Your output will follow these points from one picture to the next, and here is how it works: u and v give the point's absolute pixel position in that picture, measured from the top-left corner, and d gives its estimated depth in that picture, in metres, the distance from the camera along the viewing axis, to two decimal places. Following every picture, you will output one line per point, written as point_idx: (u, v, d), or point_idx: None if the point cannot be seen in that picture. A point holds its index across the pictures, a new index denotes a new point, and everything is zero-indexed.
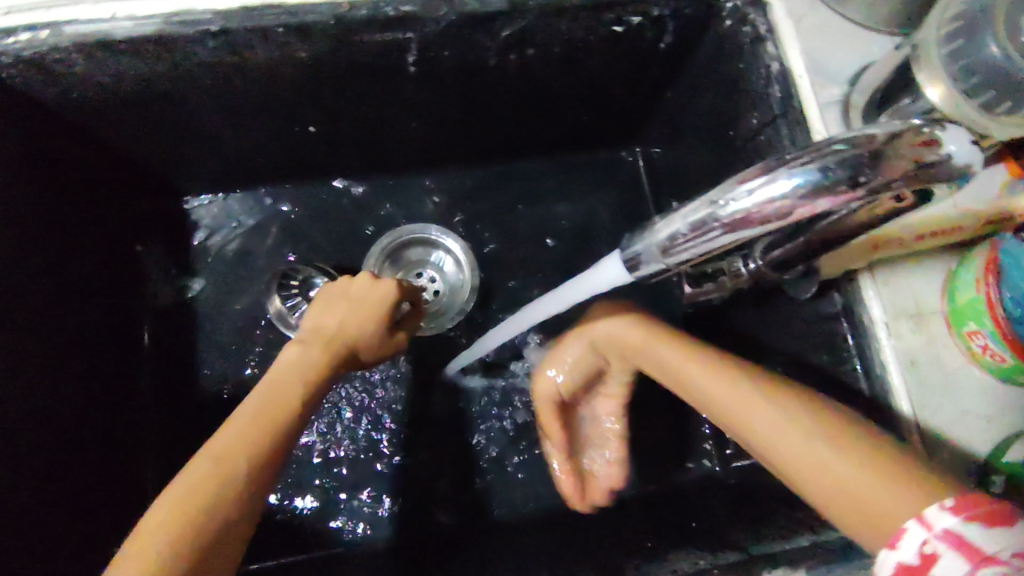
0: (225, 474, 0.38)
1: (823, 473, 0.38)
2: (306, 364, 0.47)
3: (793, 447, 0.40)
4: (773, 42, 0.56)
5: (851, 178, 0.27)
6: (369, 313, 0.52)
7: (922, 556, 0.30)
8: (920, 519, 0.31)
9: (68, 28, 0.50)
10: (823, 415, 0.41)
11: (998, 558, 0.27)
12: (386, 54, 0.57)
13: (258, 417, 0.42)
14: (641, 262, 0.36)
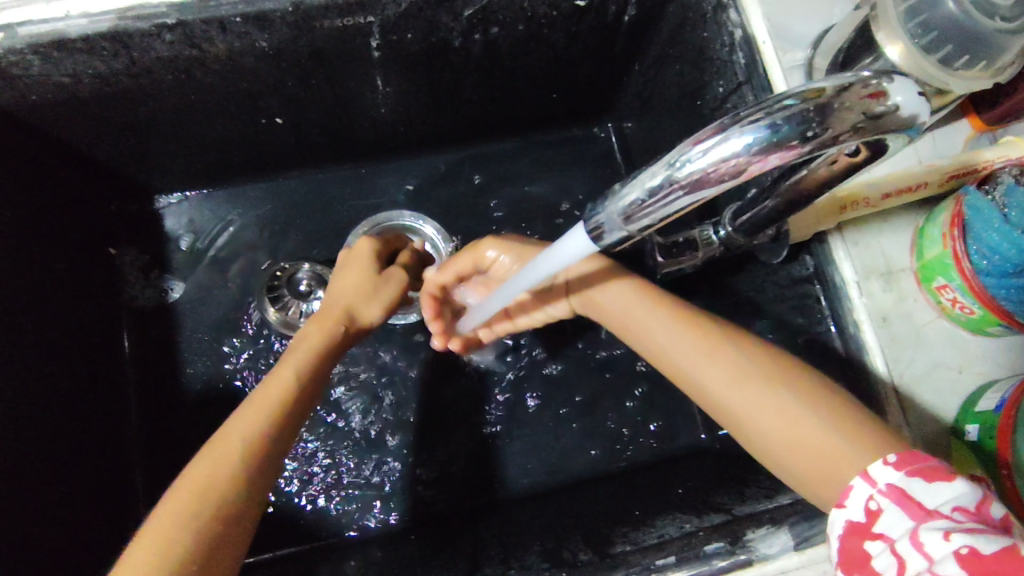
0: (232, 458, 0.42)
1: (778, 423, 0.42)
2: (304, 345, 0.50)
3: (752, 407, 0.44)
4: (735, 10, 0.56)
5: (801, 133, 0.28)
6: (357, 281, 0.55)
7: (868, 511, 0.35)
8: (865, 475, 0.36)
9: (21, 30, 0.50)
10: (786, 381, 0.44)
11: (935, 511, 0.34)
12: (348, 40, 0.57)
13: (262, 404, 0.45)
14: (604, 232, 0.36)
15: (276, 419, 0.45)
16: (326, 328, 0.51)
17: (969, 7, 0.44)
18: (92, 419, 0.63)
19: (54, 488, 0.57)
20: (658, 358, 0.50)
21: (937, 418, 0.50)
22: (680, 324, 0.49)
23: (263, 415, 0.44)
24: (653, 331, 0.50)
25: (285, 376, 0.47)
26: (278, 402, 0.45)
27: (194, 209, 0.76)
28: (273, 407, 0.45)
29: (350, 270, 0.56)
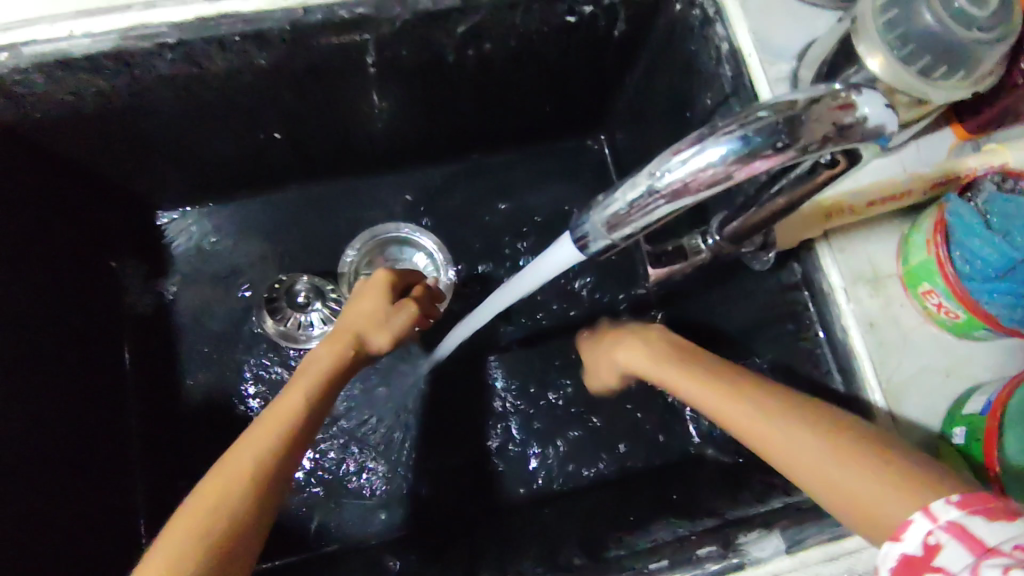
0: (240, 474, 0.43)
1: (817, 467, 0.40)
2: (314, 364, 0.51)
3: (777, 447, 0.43)
4: (721, 24, 0.58)
5: (773, 143, 0.29)
6: (371, 306, 0.56)
7: (926, 547, 0.33)
8: (926, 511, 0.34)
9: (26, 50, 0.51)
10: (833, 426, 0.42)
11: (998, 549, 0.30)
12: (345, 57, 0.59)
13: (270, 421, 0.46)
14: (590, 240, 0.37)
15: (285, 440, 0.46)
16: (336, 350, 0.53)
17: (947, 20, 0.46)
18: (95, 429, 0.64)
19: (55, 497, 0.57)
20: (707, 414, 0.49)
21: (925, 421, 0.51)
22: (723, 379, 0.49)
23: (273, 435, 0.45)
24: (690, 385, 0.51)
25: (295, 399, 0.48)
26: (288, 423, 0.47)
27: (194, 223, 0.77)
28: (285, 424, 0.46)
29: (367, 293, 0.58)
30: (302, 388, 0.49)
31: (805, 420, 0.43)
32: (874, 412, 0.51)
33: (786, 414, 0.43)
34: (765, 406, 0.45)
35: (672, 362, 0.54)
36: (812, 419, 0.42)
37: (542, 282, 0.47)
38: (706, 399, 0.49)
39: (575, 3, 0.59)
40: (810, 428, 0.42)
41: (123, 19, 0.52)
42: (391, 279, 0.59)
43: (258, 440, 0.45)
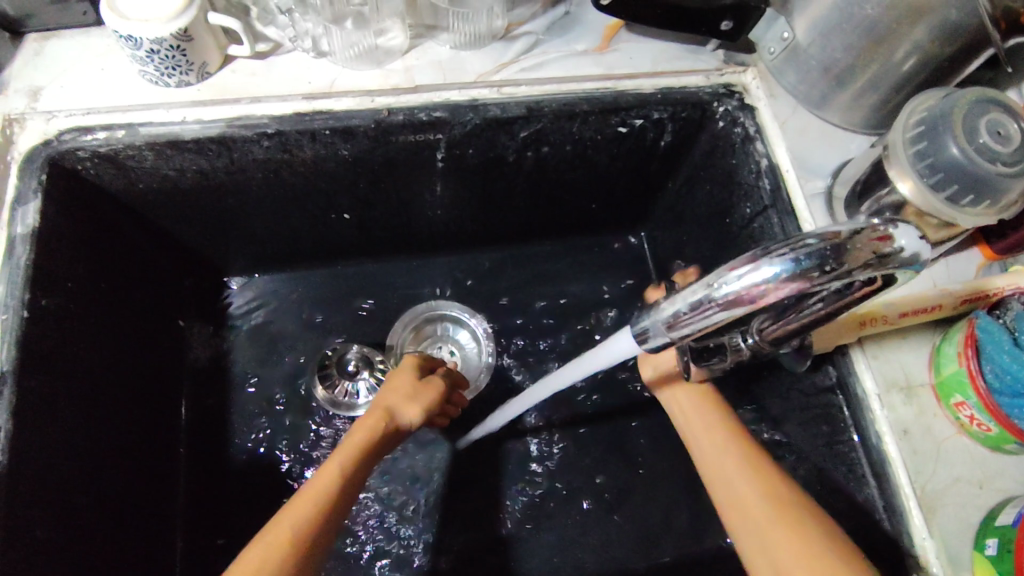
0: (280, 542, 0.46)
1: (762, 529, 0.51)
2: (348, 442, 0.53)
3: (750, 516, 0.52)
4: (761, 141, 0.64)
5: (820, 267, 0.33)
6: (403, 385, 0.60)
7: None
8: None
9: (142, 129, 0.59)
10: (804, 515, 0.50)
11: None
12: (417, 152, 0.65)
13: (306, 493, 0.49)
14: (649, 336, 0.41)
15: (321, 506, 0.49)
16: (369, 422, 0.56)
17: (972, 154, 0.50)
18: (147, 481, 0.67)
19: (108, 544, 0.60)
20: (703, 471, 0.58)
21: (960, 531, 0.52)
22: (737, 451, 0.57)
23: (312, 505, 0.48)
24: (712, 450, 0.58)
25: (328, 472, 0.51)
26: (324, 495, 0.49)
27: (254, 290, 0.82)
28: (320, 495, 0.49)
29: (398, 374, 0.61)
30: (334, 460, 0.52)
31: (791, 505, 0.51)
32: (908, 518, 0.52)
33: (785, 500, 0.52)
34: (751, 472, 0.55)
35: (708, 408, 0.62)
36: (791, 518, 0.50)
37: (598, 368, 0.50)
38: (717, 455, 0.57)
39: (627, 116, 0.66)
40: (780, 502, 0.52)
41: (231, 110, 0.60)
42: (418, 362, 0.64)
43: (296, 509, 0.48)
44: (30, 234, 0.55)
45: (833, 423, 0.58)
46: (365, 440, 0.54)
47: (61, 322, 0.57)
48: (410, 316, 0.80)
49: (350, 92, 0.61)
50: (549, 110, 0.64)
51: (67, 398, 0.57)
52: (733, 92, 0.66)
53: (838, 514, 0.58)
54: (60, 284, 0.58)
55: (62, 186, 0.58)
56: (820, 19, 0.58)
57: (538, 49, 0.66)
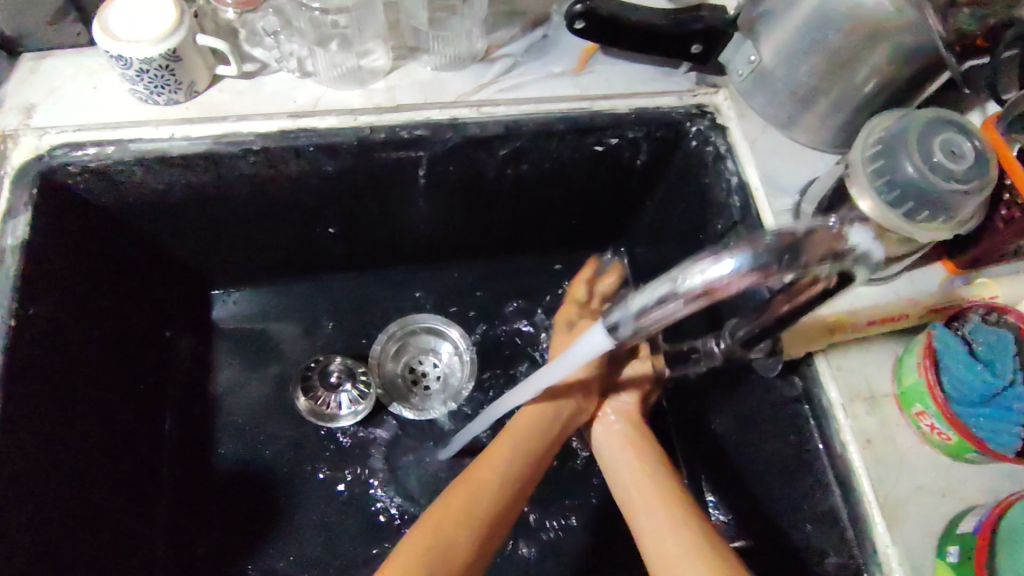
0: (458, 522, 0.54)
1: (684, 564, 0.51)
2: (522, 446, 0.61)
3: (670, 550, 0.52)
4: (732, 160, 0.66)
5: (776, 261, 0.35)
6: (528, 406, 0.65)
7: None
8: None
9: (132, 146, 0.61)
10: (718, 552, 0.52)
11: None
12: (400, 169, 0.67)
13: (475, 485, 0.57)
14: (620, 329, 0.44)
15: (490, 497, 0.56)
16: (529, 430, 0.63)
17: (926, 172, 0.53)
18: (130, 490, 0.68)
19: (90, 551, 0.60)
20: (636, 513, 0.58)
21: (923, 538, 0.53)
22: (658, 498, 0.57)
23: (485, 492, 0.56)
24: (679, 545, 0.52)
25: (492, 478, 0.58)
26: (495, 486, 0.57)
27: (240, 303, 0.83)
28: (490, 489, 0.57)
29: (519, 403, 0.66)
30: (470, 487, 0.56)
31: (706, 542, 0.52)
32: (872, 525, 0.53)
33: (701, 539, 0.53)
34: (677, 516, 0.55)
35: (636, 455, 0.63)
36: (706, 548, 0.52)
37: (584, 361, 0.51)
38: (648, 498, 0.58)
39: (603, 135, 0.68)
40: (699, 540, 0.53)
41: (219, 128, 0.62)
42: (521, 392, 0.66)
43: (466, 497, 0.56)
44: (19, 246, 0.57)
45: (800, 434, 0.59)
46: (519, 448, 0.61)
47: (47, 330, 0.59)
48: (420, 317, 0.83)
49: (333, 111, 0.64)
50: (527, 129, 0.66)
51: (56, 406, 0.59)
52: (705, 113, 0.68)
53: (807, 524, 0.59)
54: (50, 293, 0.59)
55: (52, 201, 0.60)
56: (785, 43, 0.61)
57: (516, 71, 0.68)
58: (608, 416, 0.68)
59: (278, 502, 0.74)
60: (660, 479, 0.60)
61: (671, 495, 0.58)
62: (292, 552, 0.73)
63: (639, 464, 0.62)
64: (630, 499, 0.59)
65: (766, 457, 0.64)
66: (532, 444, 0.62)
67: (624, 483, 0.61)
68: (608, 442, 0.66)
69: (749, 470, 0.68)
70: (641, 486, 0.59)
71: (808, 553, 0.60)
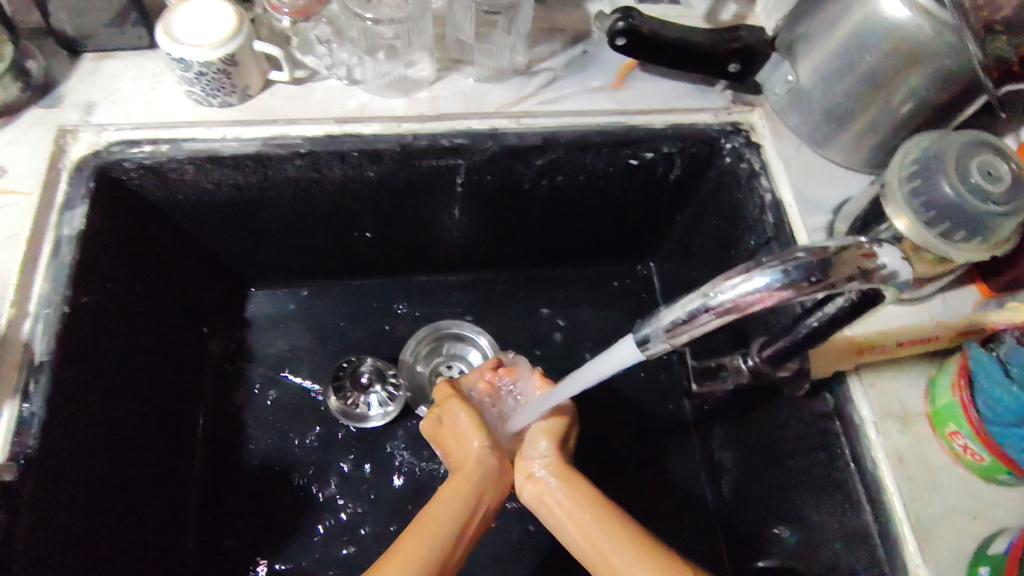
0: None
1: None
2: (435, 519, 0.52)
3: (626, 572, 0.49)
4: (767, 177, 0.67)
5: (807, 278, 0.35)
6: (465, 441, 0.60)
7: None
8: None
9: (186, 145, 0.63)
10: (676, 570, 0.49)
11: None
12: (439, 177, 0.69)
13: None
14: (649, 344, 0.43)
15: None
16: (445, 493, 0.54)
17: (963, 194, 0.53)
18: (162, 481, 0.69)
19: (121, 539, 0.61)
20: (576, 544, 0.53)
21: (954, 559, 0.52)
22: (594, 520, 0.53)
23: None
24: (621, 557, 0.50)
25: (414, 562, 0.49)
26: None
27: (275, 302, 0.85)
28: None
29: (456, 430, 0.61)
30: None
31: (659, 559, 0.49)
32: (902, 544, 0.53)
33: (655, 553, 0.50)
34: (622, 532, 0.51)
35: (560, 484, 0.56)
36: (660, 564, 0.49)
37: (604, 374, 0.51)
38: (586, 525, 0.53)
39: (639, 149, 0.69)
40: (654, 555, 0.50)
41: (269, 131, 0.64)
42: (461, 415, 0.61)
43: None
44: (75, 236, 0.59)
45: (830, 451, 0.59)
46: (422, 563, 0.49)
47: (95, 319, 0.60)
48: (450, 322, 0.84)
49: (378, 118, 0.66)
50: (565, 141, 0.68)
51: (99, 394, 0.60)
52: (740, 130, 0.70)
53: (835, 541, 0.59)
54: (100, 284, 0.61)
55: (106, 195, 0.63)
56: (823, 64, 0.62)
57: (555, 85, 0.70)
58: (540, 447, 0.59)
59: (304, 501, 0.75)
60: (591, 499, 0.54)
61: (609, 512, 0.53)
62: (316, 548, 0.73)
63: (569, 487, 0.56)
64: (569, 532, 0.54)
65: (794, 474, 0.64)
66: (444, 528, 0.52)
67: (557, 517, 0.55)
68: (543, 481, 0.57)
69: (774, 486, 0.68)
70: (573, 516, 0.54)
71: (834, 571, 0.59)
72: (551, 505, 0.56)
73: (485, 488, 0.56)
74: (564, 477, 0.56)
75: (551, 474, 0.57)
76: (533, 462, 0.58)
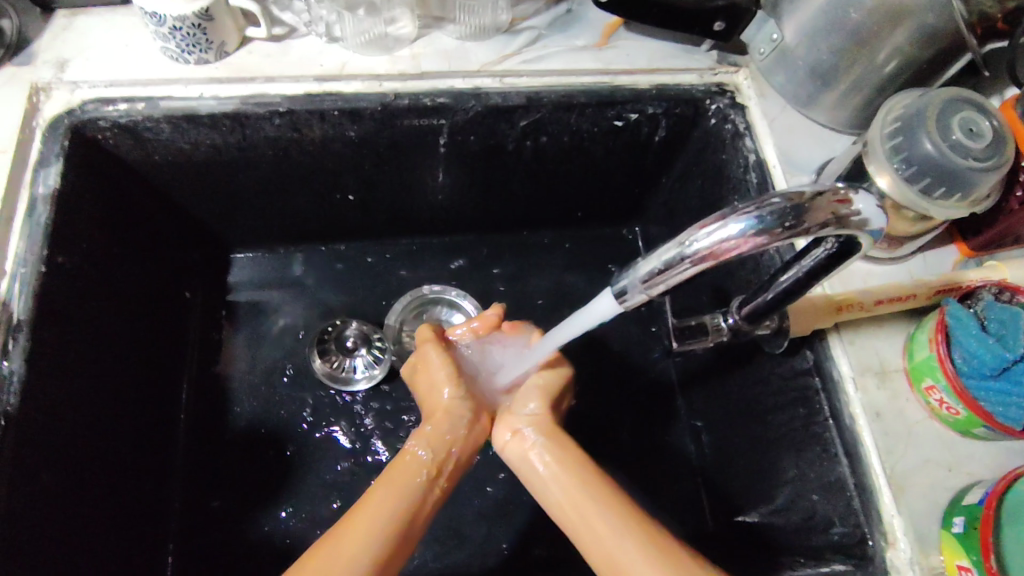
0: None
1: (628, 556, 0.48)
2: (402, 483, 0.53)
3: (607, 542, 0.49)
4: (751, 138, 0.67)
5: (780, 225, 0.35)
6: (433, 374, 0.61)
7: None
8: None
9: (162, 103, 0.62)
10: (664, 543, 0.49)
11: None
12: (421, 137, 0.69)
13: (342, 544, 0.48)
14: (626, 295, 0.43)
15: (373, 547, 0.48)
16: (407, 459, 0.55)
17: (945, 150, 0.53)
18: (146, 443, 0.69)
19: (106, 500, 0.61)
20: (558, 506, 0.52)
21: (927, 510, 0.53)
22: (577, 479, 0.53)
23: (361, 542, 0.48)
24: (605, 525, 0.50)
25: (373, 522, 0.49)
26: (369, 538, 0.49)
27: (258, 268, 0.84)
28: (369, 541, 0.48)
29: (425, 361, 0.62)
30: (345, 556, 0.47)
31: (643, 530, 0.49)
32: (877, 495, 0.54)
33: (642, 527, 0.49)
34: (609, 500, 0.51)
35: (546, 441, 0.55)
36: (645, 534, 0.49)
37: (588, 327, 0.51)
38: (569, 488, 0.52)
39: (623, 110, 0.69)
40: (643, 526, 0.50)
41: (246, 89, 0.63)
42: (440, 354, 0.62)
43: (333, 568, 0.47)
44: (51, 194, 0.58)
45: (810, 407, 0.60)
46: (372, 529, 0.49)
47: (72, 280, 0.59)
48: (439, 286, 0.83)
49: (358, 76, 0.65)
50: (548, 101, 0.67)
51: (76, 354, 0.59)
52: (725, 91, 0.69)
53: (812, 494, 0.60)
54: (78, 244, 0.60)
55: (81, 153, 0.61)
56: (808, 21, 0.61)
57: (539, 43, 0.69)
58: (529, 406, 0.59)
59: (290, 464, 0.76)
60: (579, 464, 0.54)
61: (595, 476, 0.53)
62: (303, 509, 0.74)
63: (559, 448, 0.55)
64: (551, 493, 0.53)
65: (774, 431, 0.65)
66: (402, 497, 0.52)
67: (542, 479, 0.54)
68: (527, 437, 0.56)
69: (754, 444, 0.69)
70: (561, 481, 0.53)
71: (812, 524, 0.60)
72: (532, 466, 0.55)
73: (451, 447, 0.57)
74: (549, 435, 0.56)
75: (535, 430, 0.56)
76: (520, 419, 0.58)
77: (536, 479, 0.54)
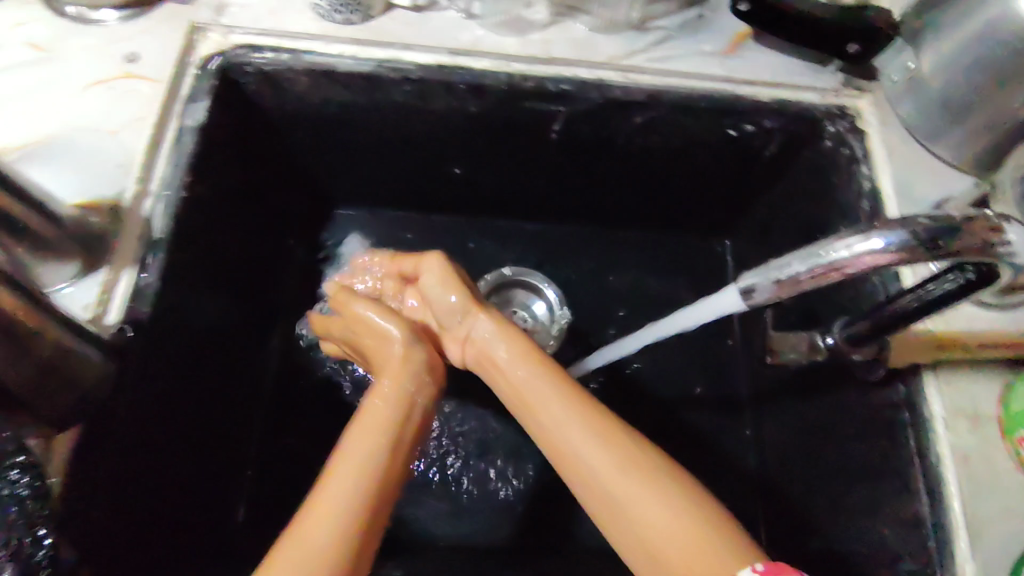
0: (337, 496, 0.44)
1: (619, 480, 0.44)
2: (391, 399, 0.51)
3: (596, 469, 0.45)
4: (867, 164, 0.66)
5: (927, 243, 0.36)
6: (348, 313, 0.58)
7: None
8: None
9: (306, 57, 0.66)
10: (660, 470, 0.45)
11: None
12: (538, 121, 0.70)
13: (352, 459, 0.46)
14: (754, 295, 0.45)
15: (381, 456, 0.47)
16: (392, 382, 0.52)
17: None
18: (240, 371, 0.73)
19: (201, 416, 0.65)
20: (545, 434, 0.49)
21: (1005, 562, 0.52)
22: (562, 401, 0.49)
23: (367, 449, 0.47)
24: (589, 449, 0.46)
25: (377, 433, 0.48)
26: (377, 449, 0.47)
27: (356, 225, 0.88)
28: (376, 452, 0.47)
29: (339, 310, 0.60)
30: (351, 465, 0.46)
31: (634, 453, 0.45)
32: (953, 538, 0.53)
33: (631, 450, 0.46)
34: (592, 420, 0.47)
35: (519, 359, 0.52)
36: (639, 460, 0.45)
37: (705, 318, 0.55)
38: (550, 412, 0.49)
39: (740, 119, 0.69)
40: (631, 449, 0.46)
41: (383, 54, 0.66)
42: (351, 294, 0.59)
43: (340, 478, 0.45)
44: (197, 127, 0.62)
45: (893, 440, 0.59)
46: (366, 455, 0.46)
47: (203, 208, 0.63)
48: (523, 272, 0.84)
49: (489, 54, 0.67)
50: (668, 101, 0.68)
51: (196, 277, 0.63)
52: (846, 115, 0.68)
53: (882, 527, 0.60)
54: (211, 175, 0.64)
55: (226, 94, 0.65)
56: (949, 53, 0.60)
57: (667, 44, 0.70)
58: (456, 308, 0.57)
59: None
60: (558, 382, 0.50)
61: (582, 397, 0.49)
62: None
63: (532, 366, 0.52)
64: (535, 419, 0.49)
65: (848, 459, 0.65)
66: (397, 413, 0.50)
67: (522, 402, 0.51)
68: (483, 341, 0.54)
69: (824, 469, 0.68)
70: (538, 401, 0.49)
71: (876, 557, 0.60)
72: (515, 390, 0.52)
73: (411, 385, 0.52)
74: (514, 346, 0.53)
75: (490, 337, 0.54)
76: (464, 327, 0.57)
77: (521, 404, 0.51)
